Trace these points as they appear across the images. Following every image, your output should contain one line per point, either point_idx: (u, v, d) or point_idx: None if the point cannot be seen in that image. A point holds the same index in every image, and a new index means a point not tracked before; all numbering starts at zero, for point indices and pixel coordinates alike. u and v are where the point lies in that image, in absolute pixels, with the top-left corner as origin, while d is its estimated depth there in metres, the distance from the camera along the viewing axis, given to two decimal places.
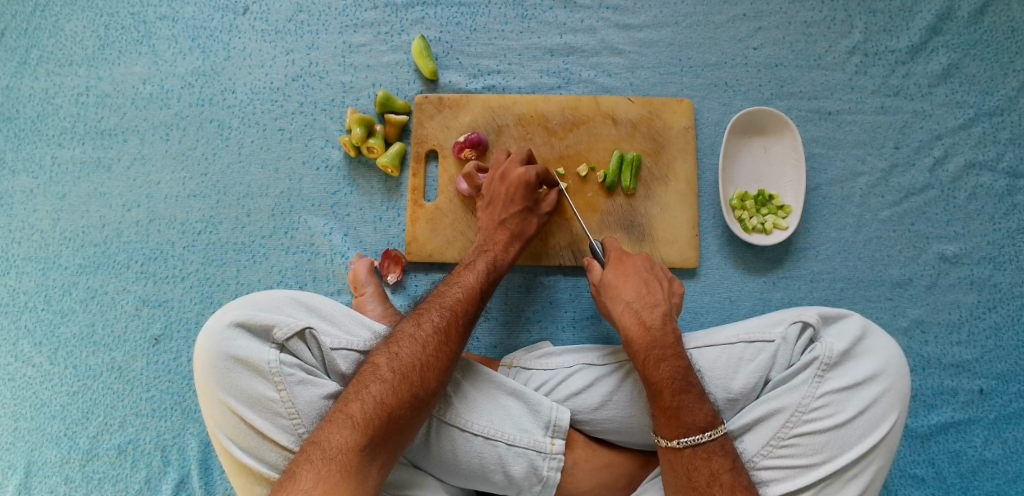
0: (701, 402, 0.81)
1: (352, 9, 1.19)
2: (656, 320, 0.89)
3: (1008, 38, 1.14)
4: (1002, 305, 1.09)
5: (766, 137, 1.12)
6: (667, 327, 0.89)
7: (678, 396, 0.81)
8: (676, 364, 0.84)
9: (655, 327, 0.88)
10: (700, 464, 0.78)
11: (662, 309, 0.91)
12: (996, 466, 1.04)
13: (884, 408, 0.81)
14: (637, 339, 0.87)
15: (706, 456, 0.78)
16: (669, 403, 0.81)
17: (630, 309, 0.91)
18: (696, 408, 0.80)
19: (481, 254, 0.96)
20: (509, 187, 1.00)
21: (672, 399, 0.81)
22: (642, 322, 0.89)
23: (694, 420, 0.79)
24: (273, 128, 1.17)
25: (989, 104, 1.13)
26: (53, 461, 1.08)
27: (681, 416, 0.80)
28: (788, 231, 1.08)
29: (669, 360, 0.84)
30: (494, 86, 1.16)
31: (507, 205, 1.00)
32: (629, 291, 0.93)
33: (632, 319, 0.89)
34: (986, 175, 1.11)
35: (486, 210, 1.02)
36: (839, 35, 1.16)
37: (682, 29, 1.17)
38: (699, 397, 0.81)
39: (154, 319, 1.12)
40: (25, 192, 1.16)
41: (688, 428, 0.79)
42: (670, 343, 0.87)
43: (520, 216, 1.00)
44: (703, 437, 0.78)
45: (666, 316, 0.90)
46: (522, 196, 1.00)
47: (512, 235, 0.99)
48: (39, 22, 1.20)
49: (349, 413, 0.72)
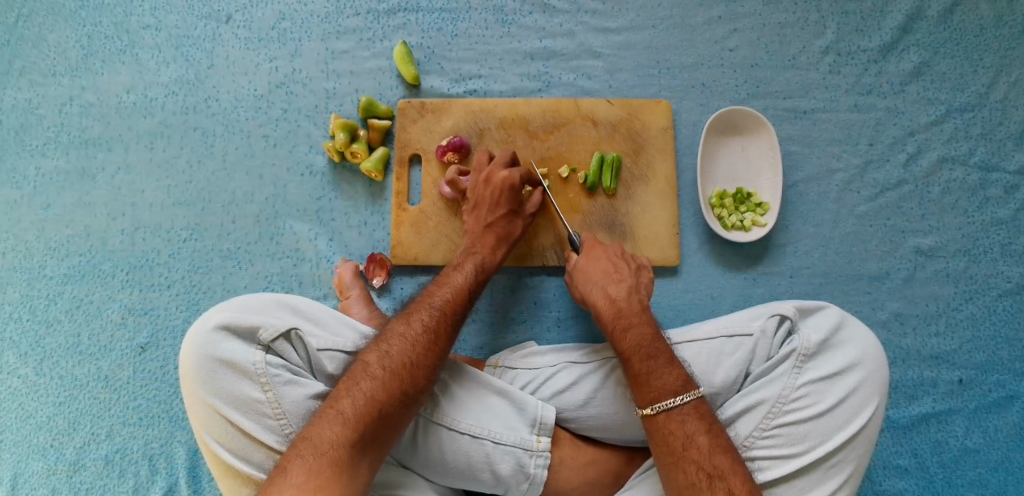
0: (671, 367, 0.82)
1: (334, 16, 1.20)
2: (622, 293, 0.92)
3: (977, 35, 1.17)
4: (978, 297, 1.11)
5: (743, 137, 1.14)
6: (633, 297, 0.92)
7: (646, 362, 0.83)
8: (641, 332, 0.86)
9: (620, 299, 0.91)
10: (675, 427, 0.78)
11: (628, 283, 0.94)
12: (977, 454, 1.06)
13: (863, 397, 0.83)
14: (603, 311, 0.91)
15: (681, 419, 0.78)
16: (638, 369, 0.83)
17: (598, 286, 0.94)
18: (666, 372, 0.81)
19: (470, 256, 0.97)
20: (494, 190, 1.01)
21: (641, 365, 0.83)
22: (608, 297, 0.92)
23: (664, 384, 0.80)
24: (257, 135, 1.18)
25: (960, 100, 1.16)
26: (40, 472, 1.07)
27: (652, 381, 0.81)
28: (766, 228, 1.09)
29: (635, 328, 0.87)
30: (476, 90, 1.18)
31: (492, 209, 1.01)
32: (598, 274, 0.96)
33: (600, 295, 0.93)
34: (959, 169, 1.14)
35: (472, 214, 1.03)
36: (812, 36, 1.18)
37: (659, 31, 1.19)
38: (668, 362, 0.83)
39: (140, 328, 1.12)
40: (9, 203, 1.16)
41: (660, 393, 0.80)
42: (636, 311, 0.90)
43: (507, 219, 1.01)
44: (676, 400, 0.79)
45: (632, 289, 0.93)
46: (508, 199, 1.01)
47: (499, 238, 1.00)
48: (22, 32, 1.21)
49: (340, 409, 0.73)
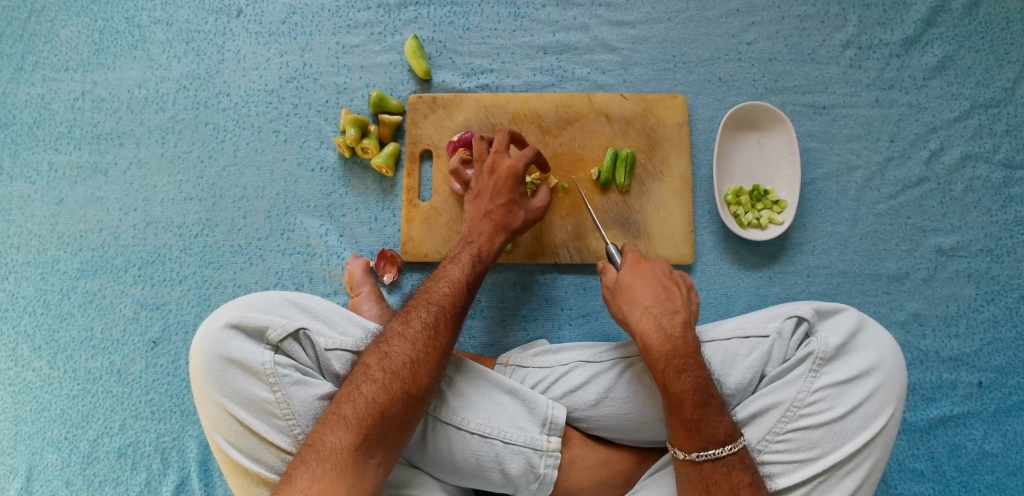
0: (721, 415, 0.78)
1: (345, 9, 1.19)
2: (677, 327, 0.84)
3: (1003, 29, 1.14)
4: (1001, 298, 1.08)
5: (760, 132, 1.12)
6: (689, 333, 0.83)
7: (699, 409, 0.77)
8: (697, 375, 0.79)
9: (676, 335, 0.83)
10: (719, 479, 0.76)
11: (682, 316, 0.85)
12: (996, 459, 1.04)
13: (880, 402, 0.81)
14: (656, 347, 0.82)
15: (726, 470, 0.76)
16: (689, 415, 0.77)
17: (649, 315, 0.85)
18: (717, 420, 0.77)
19: (466, 246, 0.93)
20: (498, 180, 0.98)
21: (694, 412, 0.77)
22: (662, 330, 0.83)
23: (714, 433, 0.76)
24: (268, 130, 1.17)
25: (985, 96, 1.12)
26: (55, 465, 1.08)
27: (701, 430, 0.77)
28: (783, 226, 1.07)
29: (691, 371, 0.80)
30: (488, 85, 1.16)
31: (494, 198, 0.98)
32: (646, 296, 0.87)
33: (651, 326, 0.84)
34: (982, 167, 1.11)
35: (473, 202, 0.99)
36: (833, 29, 1.15)
37: (675, 25, 1.17)
38: (719, 410, 0.78)
39: (152, 322, 1.13)
40: (23, 198, 1.17)
41: (707, 442, 0.76)
42: (691, 351, 0.82)
43: (507, 208, 0.98)
44: (723, 451, 0.76)
45: (687, 323, 0.85)
46: (509, 188, 0.98)
47: (498, 227, 0.97)
48: (34, 28, 1.21)
49: (342, 413, 0.73)
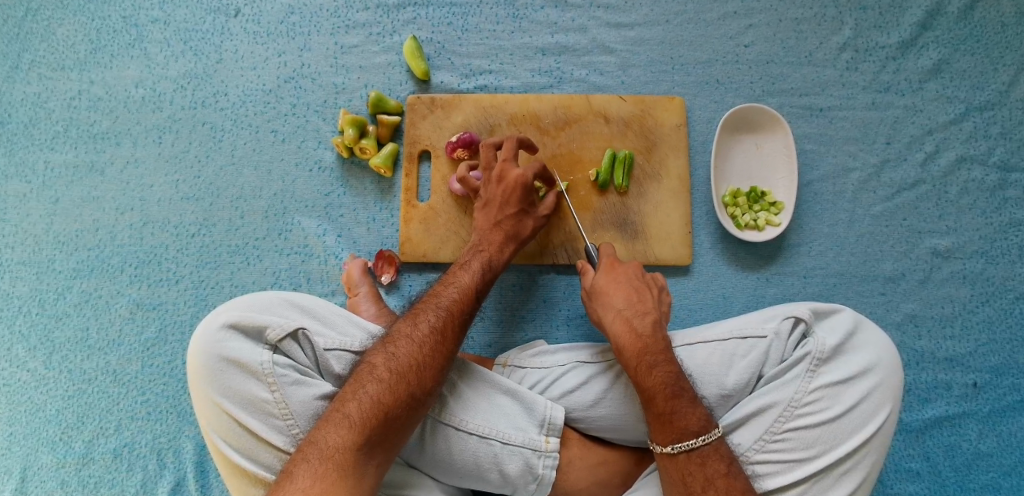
0: (694, 407, 0.78)
1: (344, 10, 1.19)
2: (647, 328, 0.85)
3: (998, 32, 1.15)
4: (996, 299, 1.09)
5: (757, 135, 1.13)
6: (659, 332, 0.85)
7: (671, 401, 0.78)
8: (667, 369, 0.81)
9: (646, 334, 0.85)
10: (694, 469, 0.75)
11: (653, 317, 0.87)
12: (991, 459, 1.04)
13: (878, 402, 0.81)
14: (627, 347, 0.84)
15: (701, 461, 0.75)
16: (662, 409, 0.78)
17: (620, 316, 0.87)
18: (689, 412, 0.77)
19: (476, 255, 0.94)
20: (506, 189, 0.98)
21: (666, 404, 0.78)
22: (633, 330, 0.85)
23: (687, 424, 0.77)
24: (266, 130, 1.17)
25: (980, 99, 1.13)
26: (49, 465, 1.08)
27: (674, 421, 0.77)
28: (780, 228, 1.08)
29: (661, 366, 0.81)
30: (486, 86, 1.16)
31: (502, 207, 0.98)
32: (618, 298, 0.89)
33: (623, 327, 0.86)
34: (978, 169, 1.12)
35: (482, 211, 0.99)
36: (829, 31, 1.16)
37: (673, 27, 1.17)
38: (691, 402, 0.79)
39: (148, 322, 1.12)
40: (18, 197, 1.16)
41: (680, 434, 0.76)
42: (662, 349, 0.83)
43: (516, 218, 0.98)
44: (696, 441, 0.76)
45: (658, 323, 0.86)
46: (517, 199, 0.98)
47: (507, 236, 0.97)
48: (30, 26, 1.20)
49: (346, 412, 0.72)
